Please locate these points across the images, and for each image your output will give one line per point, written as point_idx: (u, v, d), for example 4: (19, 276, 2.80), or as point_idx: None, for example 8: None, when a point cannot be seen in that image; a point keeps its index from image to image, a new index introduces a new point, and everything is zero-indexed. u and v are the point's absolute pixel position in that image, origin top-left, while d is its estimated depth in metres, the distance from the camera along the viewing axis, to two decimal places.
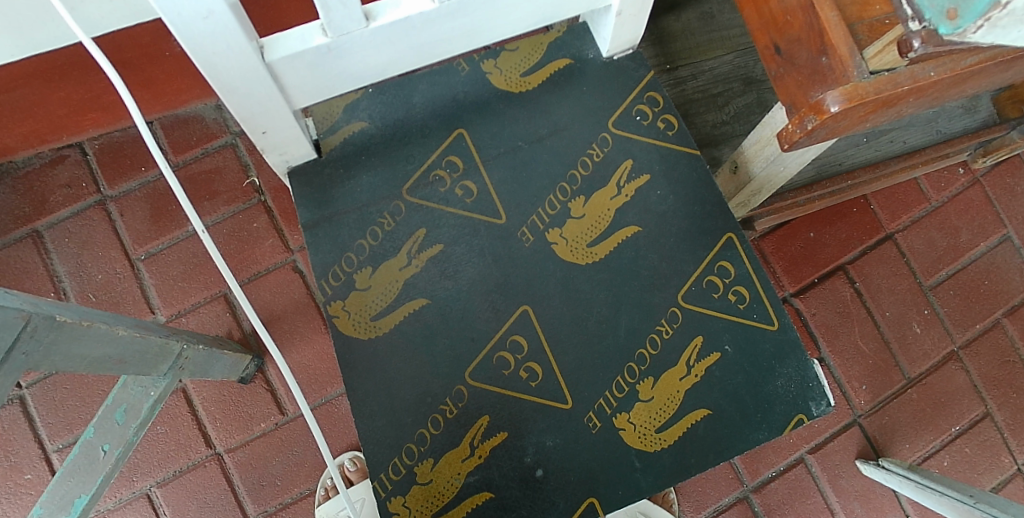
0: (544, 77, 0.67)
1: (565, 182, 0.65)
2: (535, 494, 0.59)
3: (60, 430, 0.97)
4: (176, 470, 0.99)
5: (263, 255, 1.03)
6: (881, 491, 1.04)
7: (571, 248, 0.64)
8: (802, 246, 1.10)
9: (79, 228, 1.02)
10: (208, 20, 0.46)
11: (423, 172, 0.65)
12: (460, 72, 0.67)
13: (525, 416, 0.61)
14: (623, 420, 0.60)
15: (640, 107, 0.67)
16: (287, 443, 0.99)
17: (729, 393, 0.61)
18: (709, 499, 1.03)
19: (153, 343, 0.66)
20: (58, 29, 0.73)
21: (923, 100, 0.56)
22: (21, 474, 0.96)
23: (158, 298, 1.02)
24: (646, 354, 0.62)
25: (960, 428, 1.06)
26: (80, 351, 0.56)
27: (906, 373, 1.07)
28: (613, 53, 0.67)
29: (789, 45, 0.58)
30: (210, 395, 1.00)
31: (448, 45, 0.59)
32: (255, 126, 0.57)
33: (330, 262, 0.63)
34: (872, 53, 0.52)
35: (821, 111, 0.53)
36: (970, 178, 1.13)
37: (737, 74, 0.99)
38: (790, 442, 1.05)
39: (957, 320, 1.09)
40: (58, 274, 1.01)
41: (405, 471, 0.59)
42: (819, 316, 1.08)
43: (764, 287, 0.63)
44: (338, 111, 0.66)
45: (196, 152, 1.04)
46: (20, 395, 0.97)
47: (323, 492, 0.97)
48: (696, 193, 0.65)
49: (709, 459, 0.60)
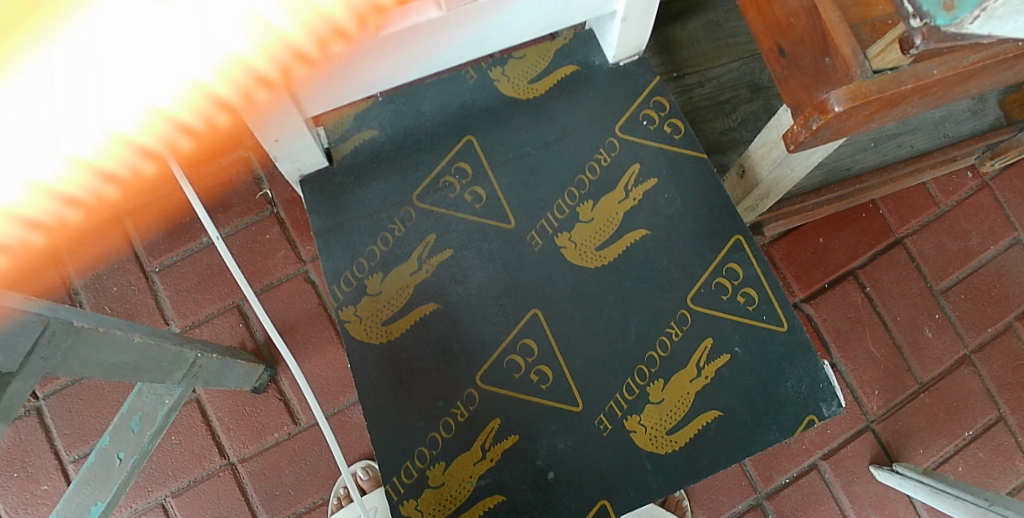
0: (551, 83, 0.68)
1: (572, 187, 0.66)
2: (546, 497, 0.59)
3: (76, 441, 0.98)
4: (190, 480, 0.99)
5: (275, 266, 1.04)
6: (896, 496, 1.03)
7: (579, 252, 0.64)
8: (812, 252, 1.10)
9: (95, 241, 1.04)
10: (223, 29, 0.47)
11: (432, 178, 0.66)
12: (468, 80, 0.68)
13: (536, 419, 0.61)
14: (634, 422, 0.60)
15: (646, 112, 0.67)
16: (300, 452, 1.00)
17: (739, 395, 0.61)
18: (723, 506, 1.03)
19: (168, 350, 0.67)
20: None
21: (927, 99, 0.57)
22: (37, 484, 0.97)
23: (172, 309, 1.03)
24: (655, 356, 0.62)
25: (974, 433, 1.05)
26: (97, 357, 0.56)
27: (918, 377, 1.06)
28: (618, 60, 0.68)
29: (792, 48, 0.59)
30: (223, 405, 1.01)
31: (455, 52, 0.60)
32: (267, 134, 0.59)
33: (341, 268, 0.64)
34: (874, 53, 0.53)
35: (825, 111, 0.54)
36: (979, 181, 1.13)
37: (743, 81, 1.00)
38: (804, 449, 1.04)
39: (968, 324, 1.08)
40: (74, 286, 1.02)
41: (417, 475, 0.60)
42: (830, 322, 1.08)
43: (773, 289, 0.64)
44: (349, 119, 0.67)
45: (210, 165, 1.06)
46: (37, 406, 0.99)
47: (337, 500, 0.97)
48: (703, 196, 0.66)
49: (721, 461, 0.60)
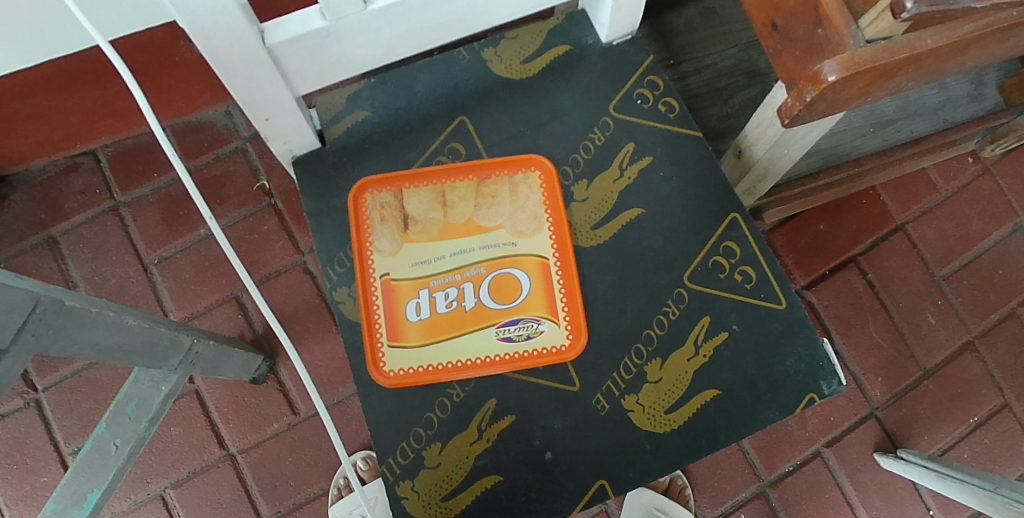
0: (544, 63, 0.68)
1: (567, 166, 0.66)
2: (544, 476, 0.59)
3: (75, 433, 0.99)
4: (190, 471, 0.99)
5: (273, 257, 1.05)
6: (901, 484, 1.02)
7: (575, 231, 0.64)
8: (812, 238, 1.09)
9: (93, 234, 1.04)
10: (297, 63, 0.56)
11: (426, 159, 0.66)
12: (460, 61, 0.68)
13: (532, 399, 0.60)
14: (631, 401, 0.60)
15: (640, 91, 0.67)
16: (300, 443, 1.00)
17: (738, 373, 0.61)
18: (725, 495, 1.02)
19: (163, 334, 0.67)
20: (73, 32, 0.75)
21: (922, 72, 0.56)
22: (37, 476, 0.98)
23: (171, 300, 1.03)
24: (653, 335, 0.61)
25: (979, 419, 1.04)
26: (90, 338, 0.57)
27: (922, 364, 1.06)
28: (612, 39, 0.68)
29: (785, 21, 0.58)
30: (223, 396, 1.01)
31: (445, 30, 0.60)
32: (258, 113, 0.59)
33: (335, 249, 0.63)
34: (867, 22, 0.52)
35: (819, 82, 0.53)
36: (979, 167, 1.12)
37: (741, 67, 0.99)
38: (807, 436, 1.03)
39: (971, 310, 1.07)
40: (72, 279, 1.03)
41: (413, 455, 0.59)
42: (832, 308, 1.07)
43: (771, 267, 0.63)
44: (341, 101, 0.67)
45: (207, 156, 1.06)
46: (37, 398, 1.00)
47: (337, 491, 0.97)
48: (699, 175, 0.65)
49: (720, 439, 0.60)
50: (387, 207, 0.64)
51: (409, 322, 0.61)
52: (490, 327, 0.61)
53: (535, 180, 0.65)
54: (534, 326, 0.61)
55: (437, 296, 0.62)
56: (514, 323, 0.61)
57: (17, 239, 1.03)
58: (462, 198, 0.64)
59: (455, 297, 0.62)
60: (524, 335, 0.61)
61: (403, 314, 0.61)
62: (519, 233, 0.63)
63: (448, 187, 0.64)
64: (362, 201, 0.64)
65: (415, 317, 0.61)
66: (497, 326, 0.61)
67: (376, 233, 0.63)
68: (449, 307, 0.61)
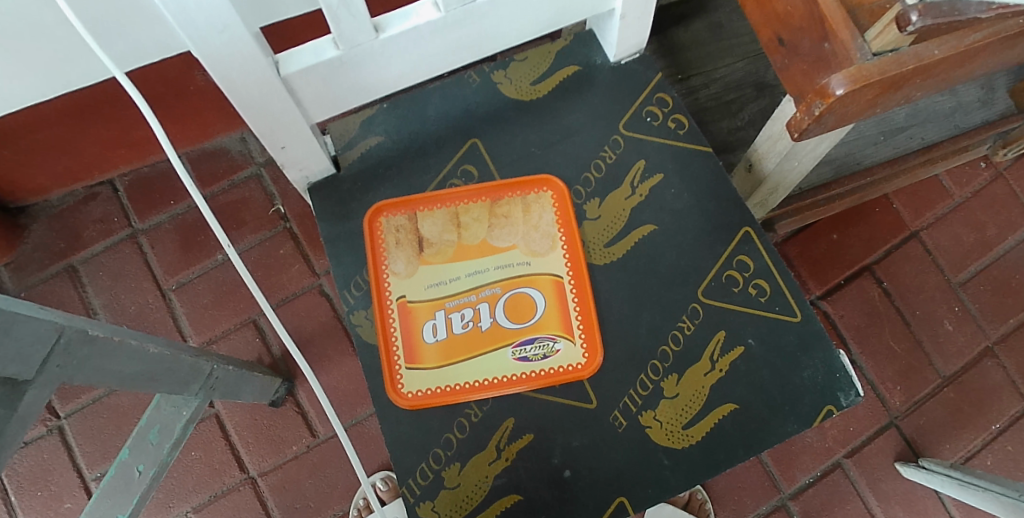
0: (553, 85, 0.69)
1: (579, 185, 0.66)
2: (563, 495, 0.59)
3: (97, 459, 1.00)
4: (210, 495, 1.00)
5: (290, 280, 1.06)
6: (925, 494, 1.01)
7: (588, 249, 0.64)
8: (826, 248, 1.09)
9: (112, 261, 1.06)
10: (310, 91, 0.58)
11: (439, 181, 0.67)
12: (471, 84, 0.69)
13: (550, 418, 0.60)
14: (649, 418, 0.60)
15: (650, 109, 0.68)
16: (319, 465, 1.00)
17: (754, 387, 0.61)
18: (746, 508, 1.01)
19: (184, 360, 0.67)
20: (91, 65, 0.77)
21: (931, 82, 0.56)
22: (60, 503, 0.99)
23: (189, 325, 1.05)
24: (669, 351, 0.62)
25: (1001, 426, 1.03)
26: (113, 367, 0.57)
27: (941, 371, 1.05)
28: (619, 58, 0.69)
29: (791, 36, 0.59)
30: (242, 419, 1.02)
31: (455, 55, 0.61)
32: (275, 141, 0.60)
33: (351, 273, 0.64)
34: (874, 35, 0.53)
35: (826, 96, 0.53)
36: (993, 172, 1.11)
37: (749, 80, 0.99)
38: (827, 447, 1.02)
39: (989, 316, 1.06)
40: (92, 305, 1.04)
41: (432, 476, 0.59)
42: (848, 318, 1.07)
43: (785, 279, 0.63)
44: (355, 126, 0.68)
45: (223, 182, 1.08)
46: (59, 425, 1.01)
47: (357, 512, 0.97)
48: (710, 190, 0.66)
49: (738, 453, 0.59)
50: (402, 230, 0.65)
51: (426, 344, 0.62)
52: (507, 347, 0.62)
53: (547, 200, 0.66)
54: (549, 346, 0.62)
55: (453, 317, 0.62)
56: (530, 342, 0.62)
57: (38, 268, 1.05)
58: (476, 219, 0.65)
59: (471, 318, 0.62)
60: (541, 355, 0.61)
61: (420, 336, 0.62)
62: (532, 253, 0.64)
63: (461, 210, 0.65)
64: (378, 224, 0.65)
65: (431, 338, 0.62)
66: (513, 346, 0.62)
67: (392, 256, 0.64)
68: (465, 328, 0.62)
